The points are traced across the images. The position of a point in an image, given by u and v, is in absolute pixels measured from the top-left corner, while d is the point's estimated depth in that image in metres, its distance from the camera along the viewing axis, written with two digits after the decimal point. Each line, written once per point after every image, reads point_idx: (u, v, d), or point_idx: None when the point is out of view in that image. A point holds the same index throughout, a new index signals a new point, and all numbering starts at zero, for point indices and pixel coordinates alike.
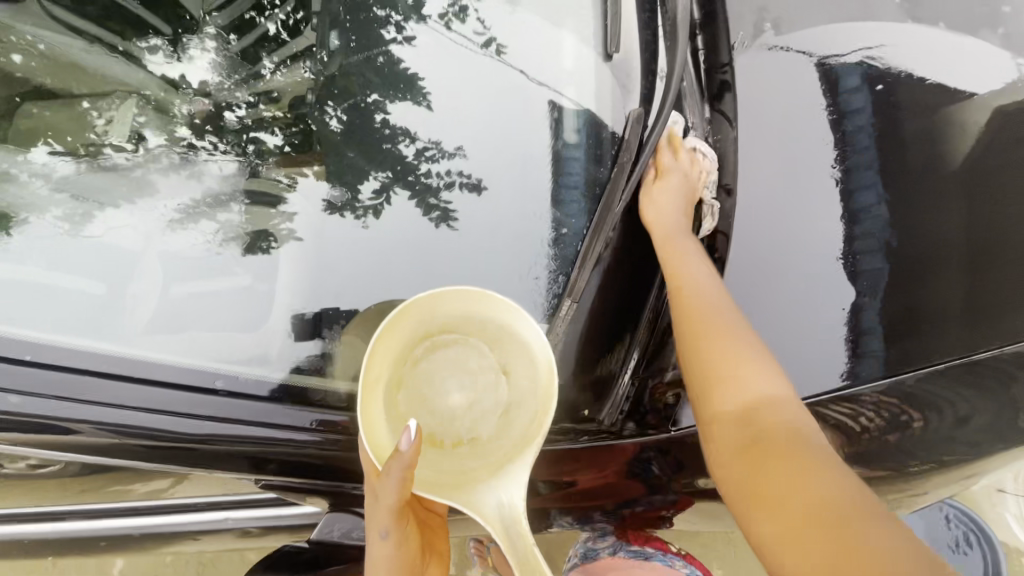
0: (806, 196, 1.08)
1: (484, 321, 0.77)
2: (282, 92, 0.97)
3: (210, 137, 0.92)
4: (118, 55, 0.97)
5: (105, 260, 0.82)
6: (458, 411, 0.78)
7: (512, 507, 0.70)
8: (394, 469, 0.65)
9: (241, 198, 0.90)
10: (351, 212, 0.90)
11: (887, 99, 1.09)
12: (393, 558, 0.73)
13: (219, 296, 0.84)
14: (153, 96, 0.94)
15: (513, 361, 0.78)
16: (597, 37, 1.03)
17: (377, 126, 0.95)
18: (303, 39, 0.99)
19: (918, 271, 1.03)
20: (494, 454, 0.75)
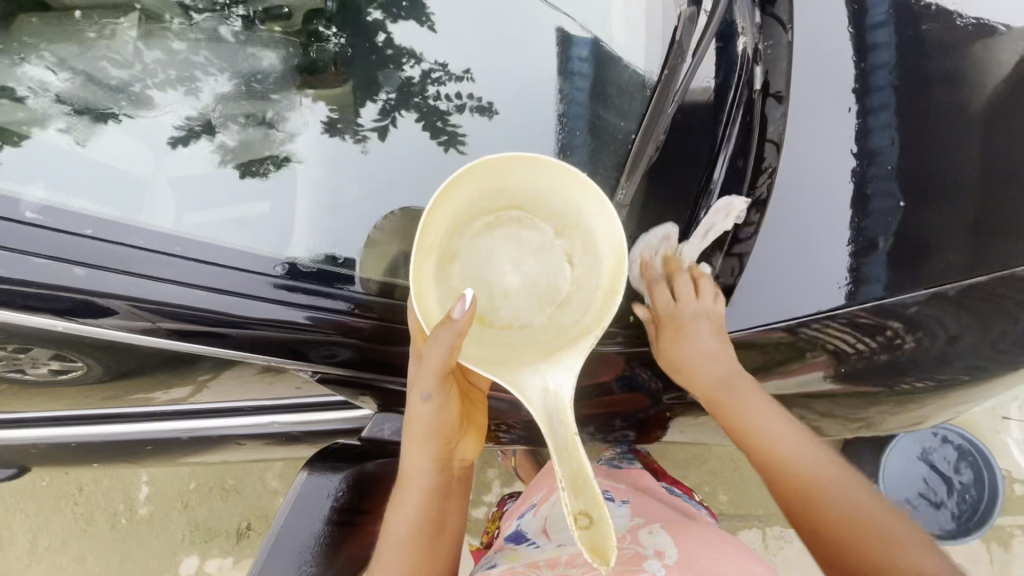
0: (841, 111, 0.98)
1: (553, 202, 0.71)
2: (293, 7, 0.90)
3: (205, 54, 0.87)
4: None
5: (112, 177, 0.79)
6: (514, 293, 0.74)
7: (559, 390, 0.62)
8: (443, 334, 0.64)
9: (239, 119, 0.85)
10: (351, 136, 0.87)
11: (916, 15, 0.99)
12: (434, 421, 0.75)
13: (232, 214, 0.81)
14: (145, 7, 0.86)
15: (578, 248, 0.73)
16: None
17: (379, 47, 0.89)
18: None
19: (937, 191, 0.94)
20: (548, 342, 0.69)
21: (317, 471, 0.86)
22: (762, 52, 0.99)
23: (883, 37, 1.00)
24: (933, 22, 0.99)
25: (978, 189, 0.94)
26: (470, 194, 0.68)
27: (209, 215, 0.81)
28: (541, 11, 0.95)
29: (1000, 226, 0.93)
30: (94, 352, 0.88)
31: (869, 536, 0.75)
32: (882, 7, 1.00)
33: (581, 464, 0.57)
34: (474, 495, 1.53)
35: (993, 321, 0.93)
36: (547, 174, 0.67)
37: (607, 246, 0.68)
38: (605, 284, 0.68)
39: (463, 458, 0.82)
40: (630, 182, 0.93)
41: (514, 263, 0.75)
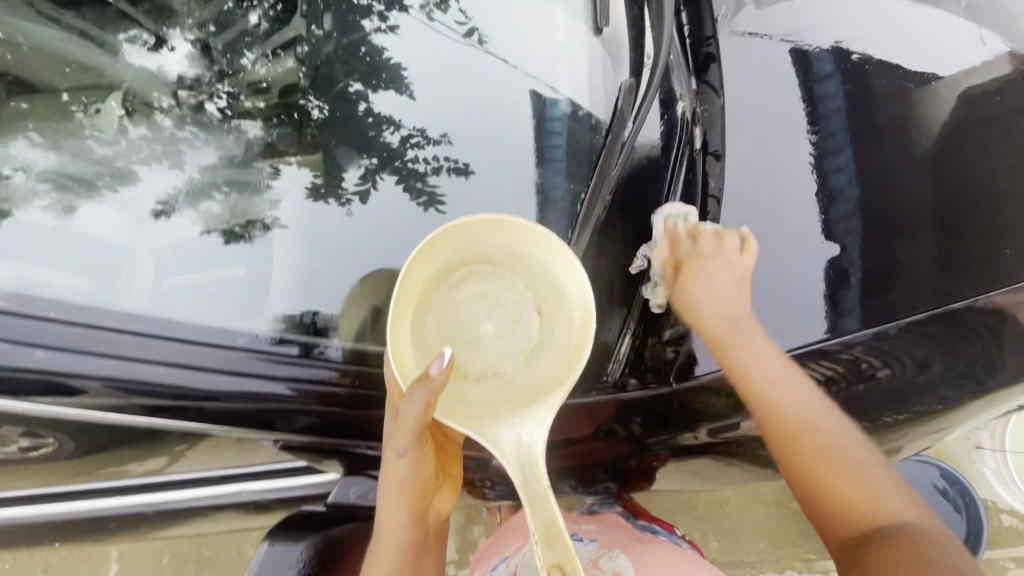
0: (798, 158, 1.05)
1: (526, 256, 0.74)
2: (271, 82, 0.96)
3: (191, 129, 0.92)
4: (86, 41, 0.93)
5: (87, 251, 0.80)
6: (484, 344, 0.75)
7: (531, 445, 0.64)
8: (419, 392, 0.64)
9: (224, 188, 0.89)
10: (335, 199, 0.90)
11: (862, 69, 1.07)
12: (411, 476, 0.74)
13: (208, 287, 0.83)
14: (132, 88, 0.92)
15: (549, 298, 0.75)
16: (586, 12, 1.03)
17: (360, 116, 0.94)
18: (292, 27, 0.97)
19: (895, 226, 0.99)
20: (521, 395, 0.71)
21: (278, 541, 0.91)
22: (701, 114, 1.03)
23: (831, 87, 1.08)
24: (878, 77, 1.06)
25: (932, 225, 0.98)
26: (443, 252, 0.70)
27: (188, 281, 0.83)
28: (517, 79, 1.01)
29: (962, 251, 0.97)
30: (60, 432, 0.84)
31: (844, 460, 0.75)
32: (827, 61, 1.09)
33: (554, 518, 0.57)
34: (460, 554, 1.48)
35: (958, 347, 0.94)
36: (519, 234, 0.71)
37: (576, 299, 0.71)
38: (575, 334, 0.71)
39: (437, 511, 0.82)
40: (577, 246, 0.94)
41: (485, 316, 0.76)
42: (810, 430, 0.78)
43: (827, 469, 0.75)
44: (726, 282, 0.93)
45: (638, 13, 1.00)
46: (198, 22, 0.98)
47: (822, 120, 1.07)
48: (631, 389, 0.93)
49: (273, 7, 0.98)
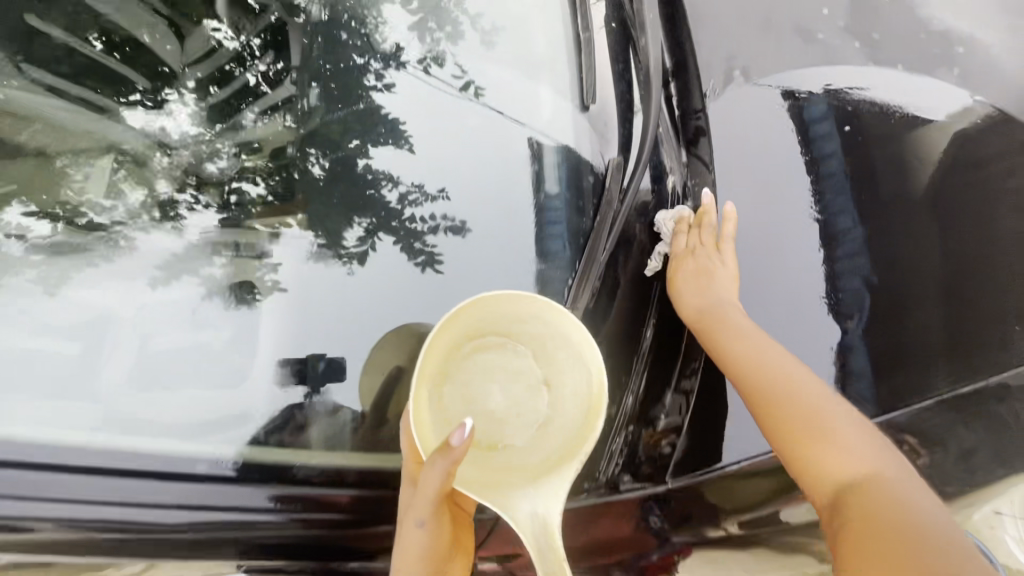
0: (804, 231, 0.95)
1: (538, 329, 0.73)
2: (263, 141, 0.97)
3: (191, 191, 0.94)
4: (80, 105, 0.94)
5: (82, 321, 0.82)
6: (498, 415, 0.73)
7: (545, 515, 0.63)
8: (439, 461, 0.62)
9: (224, 251, 0.91)
10: (336, 258, 0.90)
11: (859, 140, 0.96)
12: (429, 549, 0.71)
13: (199, 353, 0.84)
14: (131, 151, 0.94)
15: (558, 371, 0.73)
16: (573, 88, 0.91)
17: (359, 172, 0.94)
18: (282, 89, 0.98)
19: (904, 307, 0.89)
20: (538, 466, 0.68)
21: None
22: (690, 188, 0.98)
23: (826, 131, 0.98)
24: (882, 143, 0.96)
25: (943, 305, 0.88)
26: (464, 324, 0.70)
27: (179, 343, 0.84)
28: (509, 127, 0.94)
29: (983, 318, 0.87)
30: None
31: (818, 424, 0.66)
32: (821, 105, 0.98)
33: None
34: None
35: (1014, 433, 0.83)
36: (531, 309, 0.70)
37: (586, 373, 0.70)
38: (585, 406, 0.69)
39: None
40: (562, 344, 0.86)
41: (498, 386, 0.74)
42: (780, 374, 0.73)
43: (799, 415, 0.68)
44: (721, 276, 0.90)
45: (626, 89, 0.89)
46: (195, 81, 0.99)
47: (826, 188, 0.96)
48: (624, 485, 0.86)
49: (270, 66, 0.99)
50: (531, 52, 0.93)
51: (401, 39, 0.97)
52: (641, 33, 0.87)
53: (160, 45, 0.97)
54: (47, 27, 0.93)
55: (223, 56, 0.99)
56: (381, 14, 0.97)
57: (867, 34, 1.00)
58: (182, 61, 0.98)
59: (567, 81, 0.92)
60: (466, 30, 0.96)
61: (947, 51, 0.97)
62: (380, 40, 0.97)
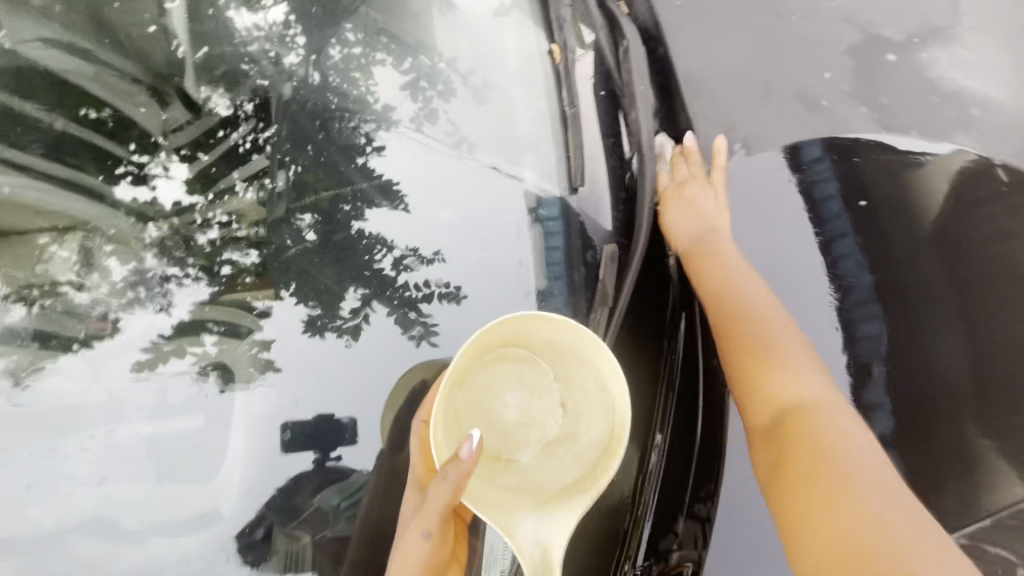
0: (822, 320, 0.88)
1: (559, 341, 0.62)
2: (250, 212, 0.91)
3: (179, 263, 0.90)
4: (54, 184, 0.87)
5: (69, 416, 0.81)
6: (511, 430, 0.63)
7: (550, 544, 0.54)
8: (451, 476, 0.53)
9: (214, 326, 0.87)
10: (332, 331, 0.86)
11: (872, 217, 0.90)
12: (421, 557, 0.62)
13: (190, 437, 0.82)
14: (114, 227, 0.89)
15: (576, 389, 0.63)
16: (559, 171, 0.85)
17: (354, 237, 0.89)
18: (262, 156, 0.93)
19: (936, 411, 0.81)
20: (548, 489, 0.59)
21: None
22: None
23: (825, 174, 0.93)
24: (893, 220, 0.89)
25: (970, 371, 0.80)
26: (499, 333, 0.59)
27: (161, 428, 0.82)
28: (506, 185, 0.87)
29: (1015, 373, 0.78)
30: None
31: (750, 327, 0.68)
32: (816, 147, 0.95)
33: None
34: None
35: None
36: (553, 331, 0.60)
37: (607, 391, 0.59)
38: (608, 430, 0.59)
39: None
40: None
41: (514, 398, 0.64)
42: (751, 313, 0.70)
43: (755, 362, 0.65)
44: (701, 203, 0.85)
45: (619, 163, 0.84)
46: (181, 151, 0.92)
47: (838, 264, 0.90)
48: None
49: (256, 131, 0.93)
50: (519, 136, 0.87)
51: (393, 100, 0.92)
52: (632, 106, 0.86)
53: (147, 114, 0.91)
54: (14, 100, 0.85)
55: (213, 122, 0.93)
56: (372, 77, 0.92)
57: (874, 98, 0.96)
58: (165, 129, 0.92)
59: (552, 162, 0.86)
60: (458, 87, 0.91)
61: (960, 115, 0.94)
62: (372, 101, 0.92)
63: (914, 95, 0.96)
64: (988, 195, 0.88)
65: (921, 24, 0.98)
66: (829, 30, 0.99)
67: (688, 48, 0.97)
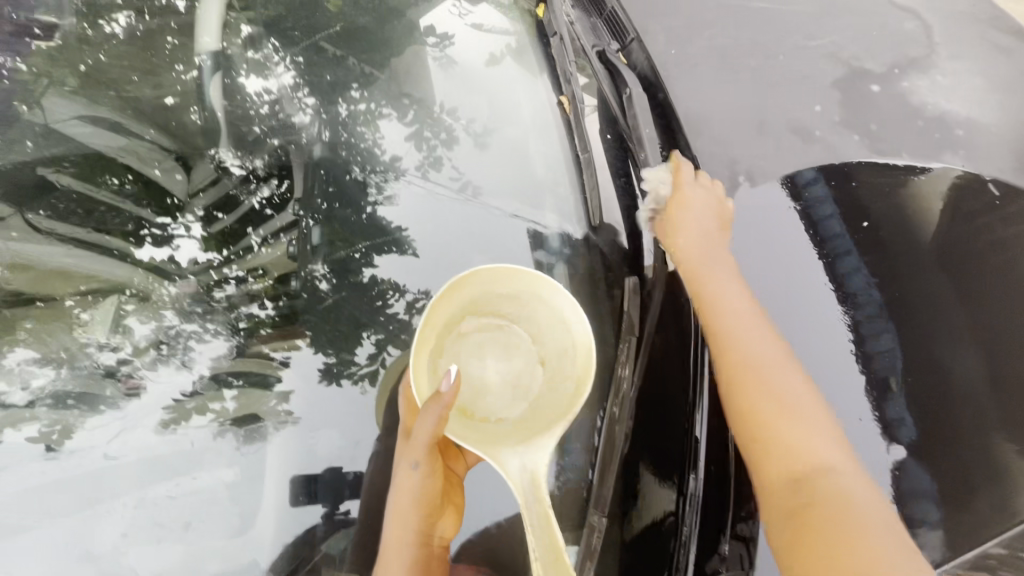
0: (836, 335, 0.87)
1: (533, 303, 0.66)
2: (270, 267, 0.95)
3: (199, 319, 0.92)
4: (89, 247, 0.89)
5: (83, 483, 0.79)
6: (493, 388, 0.66)
7: (537, 469, 0.55)
8: (432, 409, 0.57)
9: (233, 381, 0.89)
10: (347, 379, 0.87)
11: (875, 235, 0.91)
12: (418, 494, 0.65)
13: (209, 495, 0.81)
14: (138, 286, 0.90)
15: (553, 347, 0.66)
16: (578, 211, 0.88)
17: (367, 284, 0.92)
18: (286, 212, 0.97)
19: (959, 422, 0.81)
20: (533, 427, 0.60)
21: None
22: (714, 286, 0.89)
23: (823, 198, 0.95)
24: (894, 238, 0.91)
25: (984, 379, 0.82)
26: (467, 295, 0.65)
27: (183, 486, 0.81)
28: (511, 224, 0.91)
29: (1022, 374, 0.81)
30: None
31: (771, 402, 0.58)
32: (810, 172, 0.97)
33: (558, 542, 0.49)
34: None
35: None
36: (528, 286, 0.65)
37: (575, 340, 0.63)
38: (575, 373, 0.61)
39: (442, 538, 0.69)
40: (589, 564, 0.71)
41: (495, 360, 0.67)
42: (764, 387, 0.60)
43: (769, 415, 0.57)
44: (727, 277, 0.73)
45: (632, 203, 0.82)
46: (200, 212, 0.95)
47: (845, 278, 0.90)
48: None
49: (274, 189, 0.98)
50: (535, 184, 0.91)
51: (398, 151, 0.97)
52: (641, 146, 0.80)
53: (166, 177, 0.95)
54: (58, 173, 0.87)
55: (229, 182, 0.97)
56: (378, 129, 0.97)
57: (863, 126, 1.00)
58: (187, 191, 0.95)
59: (570, 202, 0.89)
60: (460, 136, 0.96)
61: (946, 135, 0.97)
62: (379, 152, 0.97)
63: (901, 121, 0.99)
64: (984, 207, 0.90)
65: (899, 56, 1.04)
66: (811, 66, 1.05)
67: (685, 92, 1.03)
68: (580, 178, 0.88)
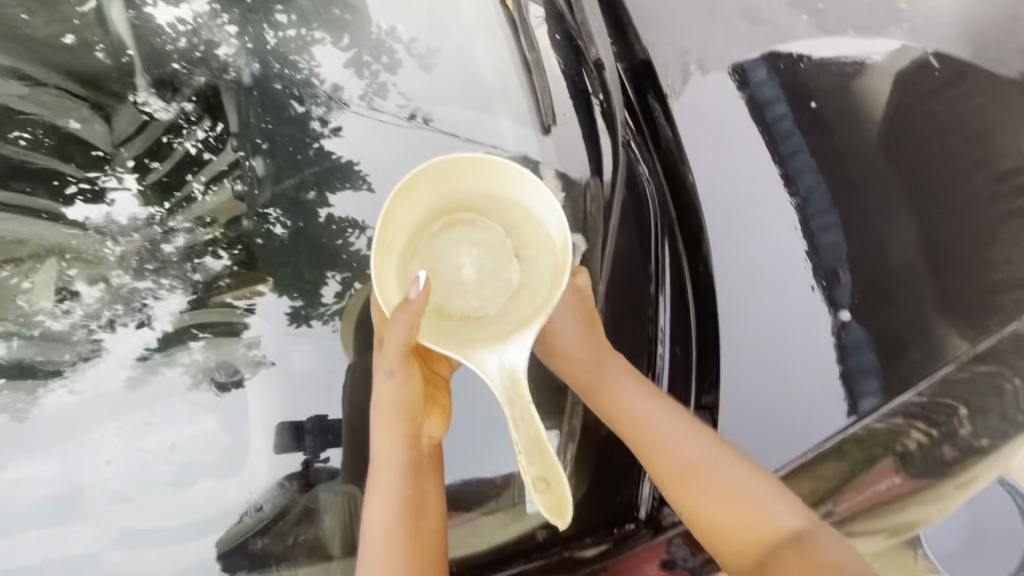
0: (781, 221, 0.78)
1: (503, 195, 0.60)
2: (217, 213, 0.90)
3: (152, 276, 0.88)
4: (14, 210, 0.81)
5: (66, 440, 0.81)
6: (470, 289, 0.61)
7: (515, 366, 0.53)
8: (401, 318, 0.56)
9: (199, 333, 0.87)
10: (316, 319, 0.86)
11: (823, 116, 0.77)
12: (399, 400, 0.63)
13: (193, 444, 0.83)
14: (76, 248, 0.86)
15: (529, 239, 0.61)
16: (532, 113, 0.89)
17: (324, 224, 0.89)
18: (224, 155, 0.91)
19: (893, 294, 0.71)
20: (508, 322, 0.57)
21: None
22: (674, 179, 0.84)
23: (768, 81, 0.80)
24: (852, 111, 0.75)
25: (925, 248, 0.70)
26: (427, 196, 0.59)
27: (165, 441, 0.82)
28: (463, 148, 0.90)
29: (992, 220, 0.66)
30: None
31: (706, 495, 0.57)
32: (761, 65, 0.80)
33: (540, 431, 0.49)
34: None
35: None
36: (492, 174, 0.58)
37: (549, 232, 0.59)
38: (553, 268, 0.58)
39: (431, 438, 0.67)
40: (571, 443, 0.77)
41: (469, 259, 0.62)
42: (707, 485, 0.57)
43: (714, 507, 0.56)
44: (635, 391, 0.65)
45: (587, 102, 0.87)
46: (131, 162, 0.89)
47: (793, 180, 0.79)
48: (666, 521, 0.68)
49: (208, 130, 0.91)
50: (490, 86, 0.90)
51: (339, 79, 0.91)
52: (590, 44, 0.85)
53: (86, 128, 0.87)
54: None
55: (158, 128, 0.89)
56: (313, 57, 0.90)
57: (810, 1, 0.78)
58: (113, 141, 0.88)
59: (524, 104, 0.90)
60: (403, 57, 0.90)
61: None
62: (318, 83, 0.91)
63: None
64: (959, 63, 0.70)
65: None
66: None
67: None
68: (530, 79, 0.88)
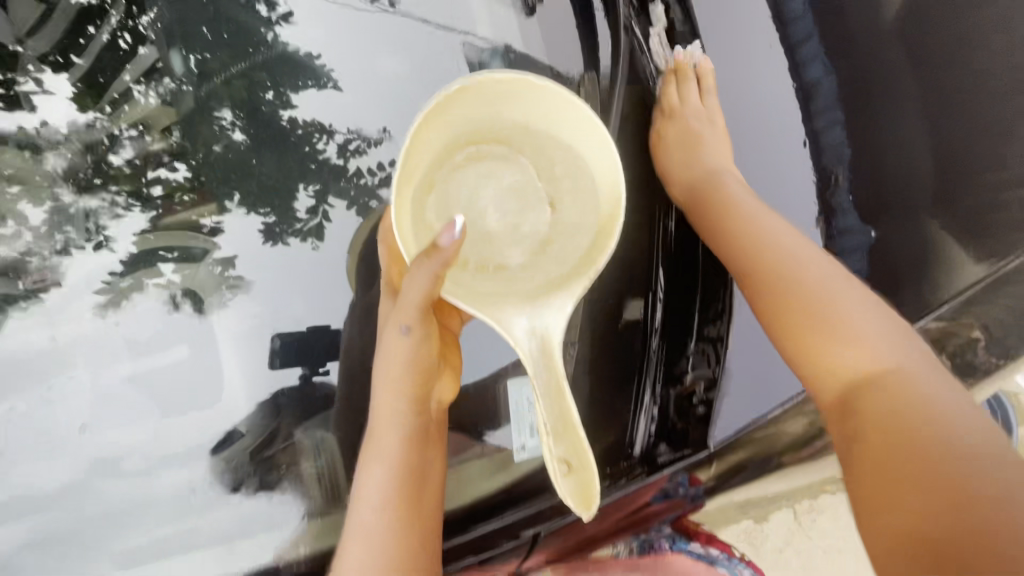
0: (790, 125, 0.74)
1: (543, 127, 0.53)
2: (158, 118, 0.79)
3: (102, 192, 0.79)
4: None
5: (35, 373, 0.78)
6: (492, 237, 0.53)
7: (547, 333, 0.49)
8: (427, 265, 0.47)
9: (167, 257, 0.80)
10: (292, 237, 0.81)
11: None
12: (410, 359, 0.59)
13: (174, 372, 0.80)
14: (12, 166, 0.77)
15: (563, 187, 0.53)
16: None
17: (286, 127, 0.80)
18: (150, 48, 0.78)
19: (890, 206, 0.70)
20: (535, 283, 0.51)
21: None
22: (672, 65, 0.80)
23: None
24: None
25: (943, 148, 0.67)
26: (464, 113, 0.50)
27: (150, 369, 0.79)
28: (435, 37, 0.79)
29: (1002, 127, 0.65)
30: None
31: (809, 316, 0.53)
32: None
33: (568, 409, 0.45)
34: None
35: None
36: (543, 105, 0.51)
37: (597, 180, 0.52)
38: (594, 225, 0.52)
39: (439, 401, 0.65)
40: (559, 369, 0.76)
41: (492, 200, 0.53)
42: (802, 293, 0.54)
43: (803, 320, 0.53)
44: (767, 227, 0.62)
45: None
46: (48, 57, 0.77)
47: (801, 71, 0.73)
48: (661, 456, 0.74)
49: (132, 16, 0.78)
50: None
51: None
52: None
53: None
54: None
55: (72, 16, 0.77)
56: None
57: None
58: (17, 35, 0.76)
59: None
60: None
61: None
62: None
63: None
64: None
65: None
66: None
67: None
68: None
